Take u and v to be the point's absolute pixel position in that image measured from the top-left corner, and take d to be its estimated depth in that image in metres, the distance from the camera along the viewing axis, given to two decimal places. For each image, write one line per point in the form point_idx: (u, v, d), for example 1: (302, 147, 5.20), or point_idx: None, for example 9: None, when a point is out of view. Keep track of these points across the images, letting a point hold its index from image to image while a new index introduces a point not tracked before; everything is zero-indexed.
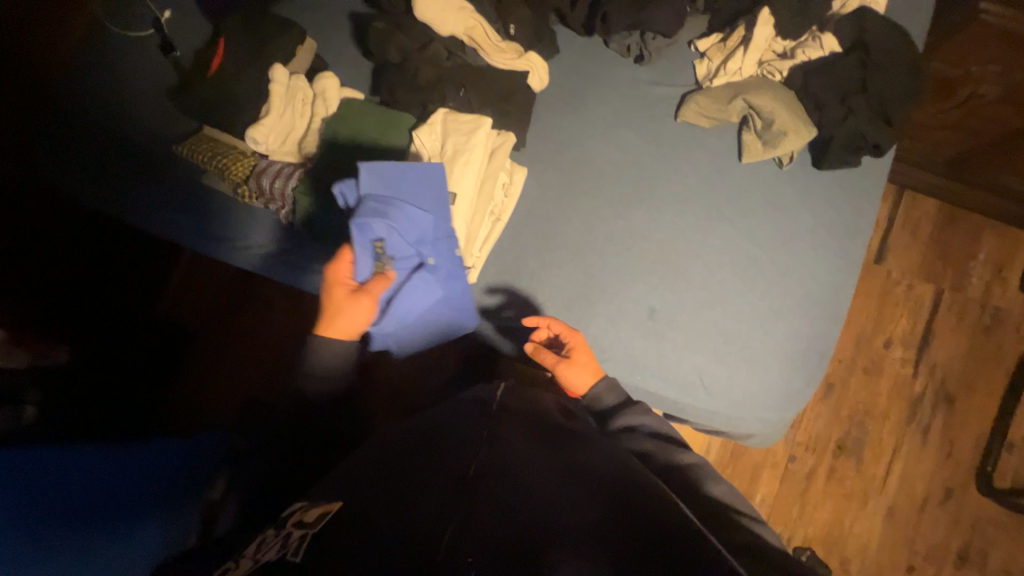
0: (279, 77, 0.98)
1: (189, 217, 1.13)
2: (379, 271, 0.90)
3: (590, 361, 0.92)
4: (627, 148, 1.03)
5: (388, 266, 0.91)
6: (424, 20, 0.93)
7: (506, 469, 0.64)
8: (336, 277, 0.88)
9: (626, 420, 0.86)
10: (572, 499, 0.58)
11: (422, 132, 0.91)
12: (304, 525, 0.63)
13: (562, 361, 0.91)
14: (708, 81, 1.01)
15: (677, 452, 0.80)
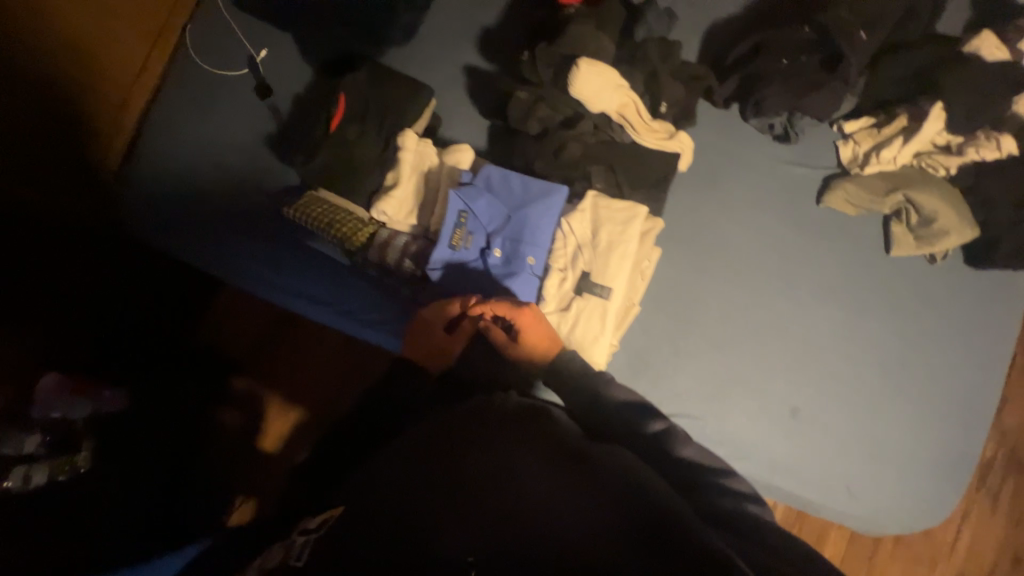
0: (410, 143, 0.92)
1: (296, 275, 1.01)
2: (456, 250, 0.84)
3: (544, 336, 0.76)
4: (763, 232, 0.99)
5: (463, 249, 0.84)
6: (579, 97, 0.85)
7: (496, 461, 0.56)
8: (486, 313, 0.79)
9: (596, 381, 0.71)
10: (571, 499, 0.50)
11: (573, 219, 0.85)
12: (307, 533, 0.60)
13: (511, 343, 0.78)
14: (858, 168, 0.96)
15: (641, 417, 0.67)
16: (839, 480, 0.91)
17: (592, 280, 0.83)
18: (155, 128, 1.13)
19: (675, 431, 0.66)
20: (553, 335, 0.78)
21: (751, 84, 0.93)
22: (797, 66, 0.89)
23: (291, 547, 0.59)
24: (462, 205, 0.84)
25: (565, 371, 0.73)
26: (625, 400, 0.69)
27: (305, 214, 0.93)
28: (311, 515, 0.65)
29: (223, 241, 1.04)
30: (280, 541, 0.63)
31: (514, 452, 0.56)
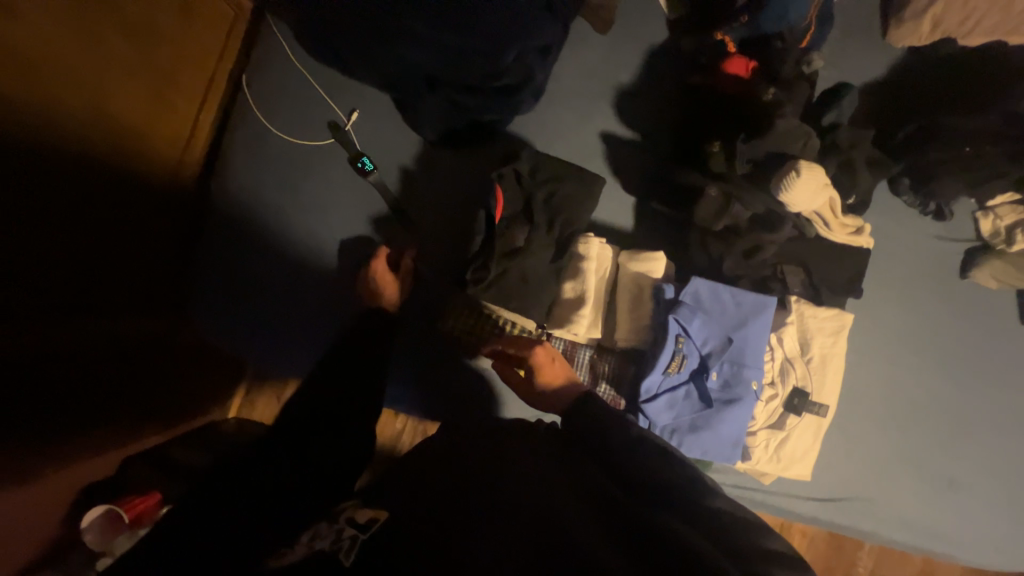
0: (592, 249, 0.82)
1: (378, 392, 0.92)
2: (669, 377, 0.77)
3: (557, 377, 0.77)
4: (918, 310, 1.01)
5: (676, 375, 0.77)
6: (784, 200, 0.80)
7: (523, 483, 0.55)
8: (542, 372, 0.77)
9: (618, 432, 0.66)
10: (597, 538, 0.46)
11: (786, 333, 0.80)
12: (354, 528, 0.51)
13: (527, 383, 0.79)
14: (1003, 244, 0.98)
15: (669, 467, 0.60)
16: (988, 539, 0.99)
17: (809, 398, 0.80)
18: (239, 224, 0.95)
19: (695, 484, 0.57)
20: (571, 378, 0.78)
21: (925, 169, 0.91)
22: (978, 156, 0.87)
23: (338, 536, 0.49)
24: (677, 327, 0.76)
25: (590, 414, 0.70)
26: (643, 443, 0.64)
27: (466, 327, 0.87)
28: (353, 508, 0.56)
29: (318, 343, 0.95)
30: (329, 524, 0.53)
31: (548, 490, 0.53)
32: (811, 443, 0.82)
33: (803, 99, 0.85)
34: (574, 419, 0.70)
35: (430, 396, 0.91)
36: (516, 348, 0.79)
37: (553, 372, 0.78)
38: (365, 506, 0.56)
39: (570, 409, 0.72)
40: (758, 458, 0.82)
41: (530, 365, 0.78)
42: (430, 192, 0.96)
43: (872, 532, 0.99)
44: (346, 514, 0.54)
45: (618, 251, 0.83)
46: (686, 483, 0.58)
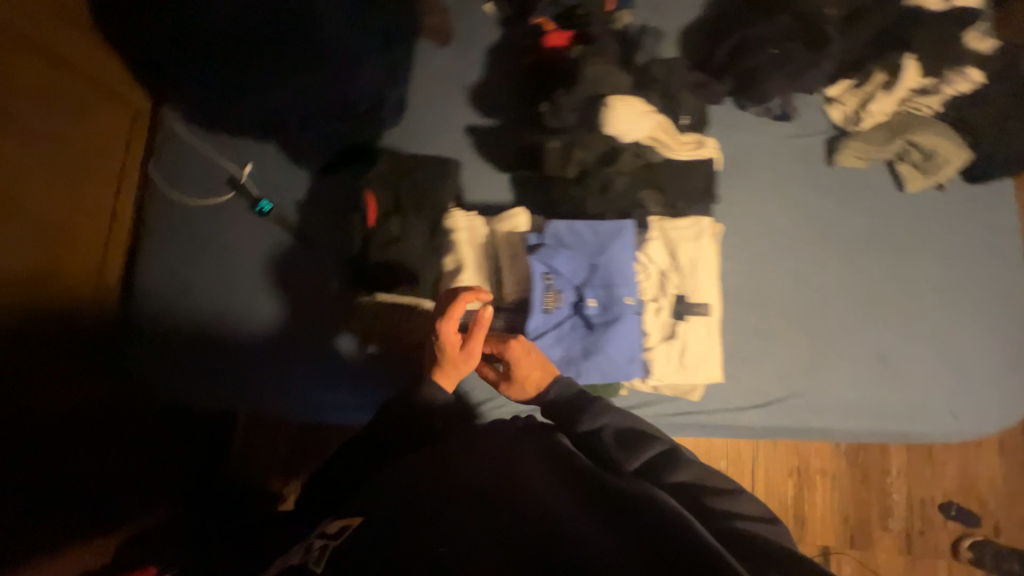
0: (460, 221, 0.89)
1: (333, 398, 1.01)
2: (549, 314, 0.82)
3: (533, 370, 0.78)
4: (798, 206, 1.06)
5: (556, 311, 0.82)
6: (614, 132, 0.89)
7: (512, 483, 0.58)
8: (516, 362, 0.79)
9: (589, 422, 0.71)
10: (580, 523, 0.53)
11: (650, 249, 0.86)
12: (325, 536, 0.55)
13: (505, 376, 0.81)
14: (855, 125, 1.05)
15: (641, 450, 0.68)
16: (944, 408, 0.98)
17: (689, 302, 0.85)
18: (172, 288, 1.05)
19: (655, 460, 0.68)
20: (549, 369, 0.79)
21: (749, 77, 0.99)
22: (787, 53, 0.96)
23: (309, 550, 0.54)
24: (543, 267, 0.82)
25: (564, 400, 0.75)
26: (619, 431, 0.71)
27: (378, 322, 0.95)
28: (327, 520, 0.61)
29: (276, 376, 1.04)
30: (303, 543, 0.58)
31: (527, 480, 0.59)
32: (710, 346, 0.85)
33: (614, 46, 0.95)
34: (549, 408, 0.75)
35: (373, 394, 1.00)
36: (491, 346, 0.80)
37: (528, 361, 0.79)
38: (335, 514, 0.60)
39: (551, 403, 0.75)
40: (662, 370, 0.85)
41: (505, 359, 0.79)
42: (327, 217, 1.08)
43: (825, 430, 0.99)
44: (318, 527, 0.58)
45: (485, 218, 0.90)
46: (657, 458, 0.69)
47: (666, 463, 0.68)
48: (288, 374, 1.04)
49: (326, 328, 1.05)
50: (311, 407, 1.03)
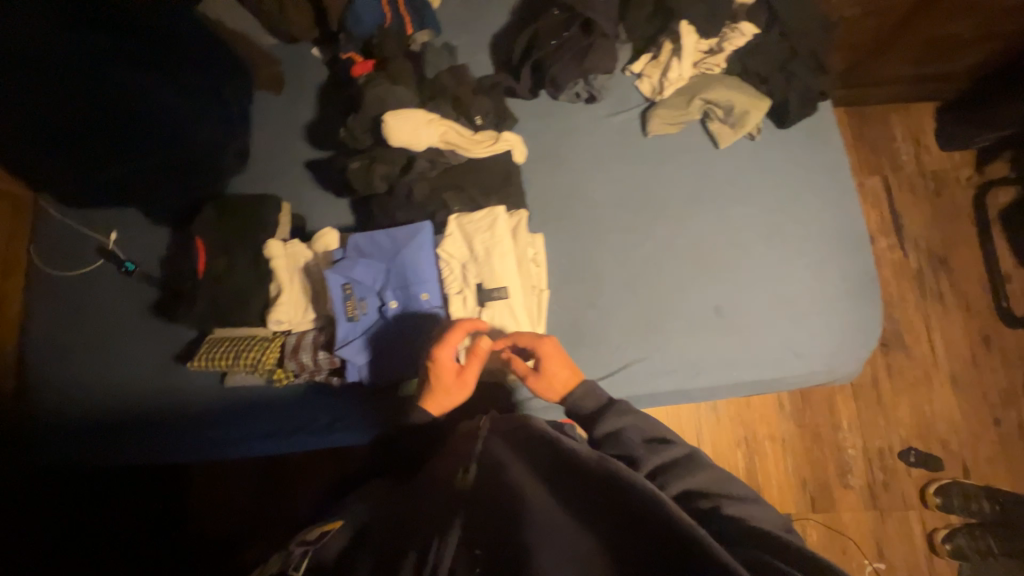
0: (276, 250, 0.95)
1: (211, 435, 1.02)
2: (355, 320, 0.89)
3: (561, 370, 0.85)
4: (618, 178, 1.09)
5: (360, 317, 0.89)
6: (402, 143, 0.95)
7: (494, 475, 0.60)
8: (545, 359, 0.85)
9: (610, 424, 0.79)
10: (566, 503, 0.54)
11: (446, 245, 0.90)
12: (306, 543, 0.63)
13: (531, 375, 0.86)
14: (659, 95, 1.10)
15: (656, 455, 0.75)
16: (783, 350, 1.00)
17: (488, 288, 0.89)
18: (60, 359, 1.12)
19: (671, 466, 0.74)
20: (573, 376, 0.85)
21: (540, 69, 1.06)
22: (565, 43, 1.03)
23: (291, 554, 0.60)
24: (342, 278, 0.89)
25: (585, 410, 0.82)
26: (642, 438, 0.77)
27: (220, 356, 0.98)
28: (315, 528, 0.68)
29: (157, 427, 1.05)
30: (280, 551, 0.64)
31: (516, 466, 0.60)
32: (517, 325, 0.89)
33: (405, 65, 1.03)
34: (573, 409, 0.83)
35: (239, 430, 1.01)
36: (526, 341, 0.86)
37: (553, 363, 0.85)
38: (323, 525, 0.68)
39: (571, 401, 0.83)
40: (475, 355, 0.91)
41: (540, 356, 0.85)
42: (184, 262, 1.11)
43: (675, 389, 0.99)
44: (304, 535, 0.65)
45: (300, 244, 0.97)
46: (667, 462, 0.74)
47: (681, 466, 0.73)
48: (172, 425, 1.05)
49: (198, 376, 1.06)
50: (199, 448, 1.03)
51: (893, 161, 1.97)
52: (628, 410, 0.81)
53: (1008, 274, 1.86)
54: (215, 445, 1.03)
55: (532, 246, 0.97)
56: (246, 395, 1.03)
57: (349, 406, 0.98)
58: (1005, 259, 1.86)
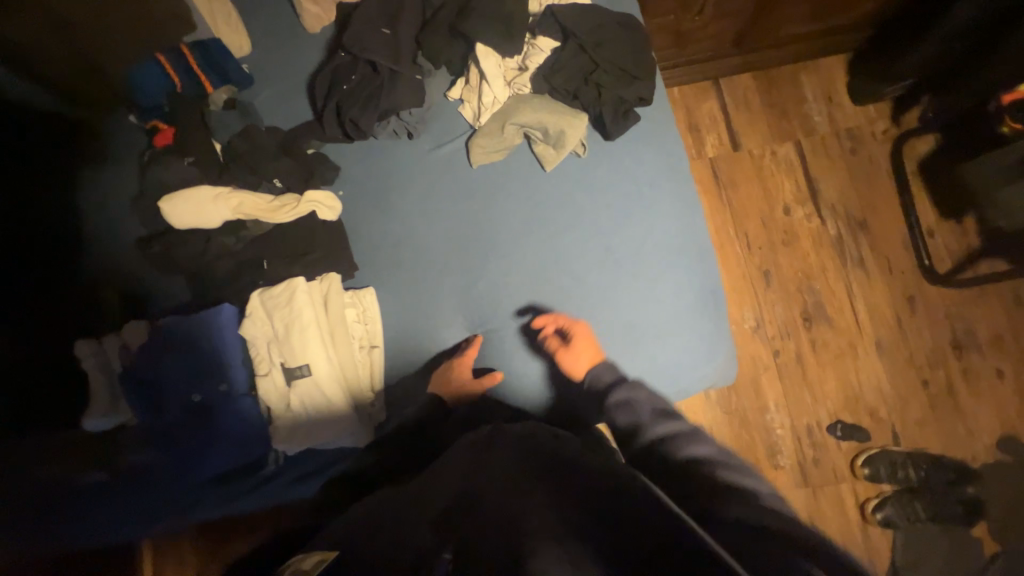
0: (85, 350, 0.93)
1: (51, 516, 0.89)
2: (163, 416, 0.88)
3: (589, 347, 0.94)
4: (444, 215, 1.01)
5: (169, 411, 0.88)
6: (188, 225, 0.92)
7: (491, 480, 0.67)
8: (580, 334, 0.94)
9: (623, 393, 0.88)
10: (554, 500, 0.59)
11: (248, 327, 0.89)
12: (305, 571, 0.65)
13: (563, 350, 0.93)
14: (479, 121, 1.02)
15: (661, 425, 0.81)
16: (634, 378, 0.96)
17: (292, 366, 0.89)
18: None
19: (675, 435, 0.80)
20: (595, 357, 0.93)
21: (342, 115, 0.99)
22: (360, 85, 0.99)
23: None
24: (145, 375, 0.88)
25: (594, 388, 0.91)
26: (655, 410, 0.85)
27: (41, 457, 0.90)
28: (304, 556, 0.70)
29: None
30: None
31: (511, 468, 0.69)
32: (333, 395, 0.89)
33: (200, 134, 0.99)
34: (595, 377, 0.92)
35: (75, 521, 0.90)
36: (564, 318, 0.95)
37: (585, 343, 0.94)
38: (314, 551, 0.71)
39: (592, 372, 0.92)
40: (290, 438, 0.89)
41: (573, 335, 0.94)
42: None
43: None
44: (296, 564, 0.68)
45: (113, 336, 0.93)
46: (674, 432, 0.80)
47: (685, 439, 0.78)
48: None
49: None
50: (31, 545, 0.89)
51: (804, 124, 1.85)
52: (633, 390, 0.88)
53: (931, 228, 1.78)
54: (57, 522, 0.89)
55: (347, 310, 0.93)
56: (56, 508, 0.90)
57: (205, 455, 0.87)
58: (927, 214, 1.78)
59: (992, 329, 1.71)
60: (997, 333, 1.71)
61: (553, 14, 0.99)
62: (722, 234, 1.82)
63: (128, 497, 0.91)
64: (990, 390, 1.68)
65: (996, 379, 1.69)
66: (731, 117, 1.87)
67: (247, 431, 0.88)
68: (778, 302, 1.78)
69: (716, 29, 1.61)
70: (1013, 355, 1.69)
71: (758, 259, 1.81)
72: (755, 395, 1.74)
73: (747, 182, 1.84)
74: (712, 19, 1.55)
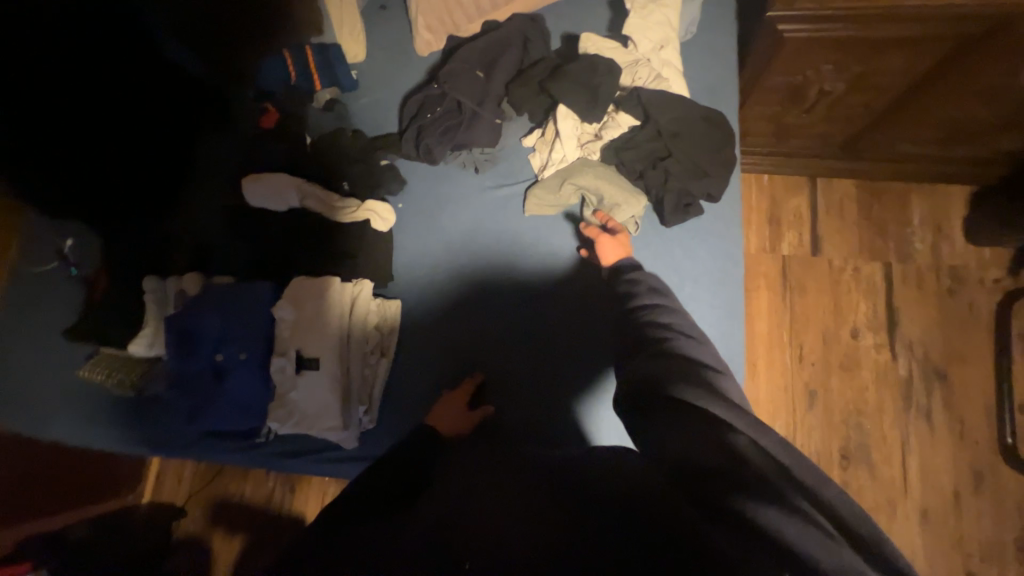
0: (149, 287, 1.04)
1: (103, 418, 1.06)
2: (184, 364, 0.96)
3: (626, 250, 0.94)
4: (486, 252, 1.04)
5: (189, 362, 0.95)
6: (261, 202, 1.05)
7: (472, 485, 0.63)
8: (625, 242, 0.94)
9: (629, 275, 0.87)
10: (540, 502, 0.58)
11: (281, 307, 0.96)
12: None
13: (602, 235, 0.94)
14: (542, 174, 1.04)
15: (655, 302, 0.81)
16: None
17: (305, 355, 0.95)
18: None
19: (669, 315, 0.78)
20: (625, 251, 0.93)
21: (420, 139, 1.06)
22: (442, 116, 1.04)
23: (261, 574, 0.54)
24: (181, 326, 0.96)
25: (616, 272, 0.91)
26: (653, 290, 0.83)
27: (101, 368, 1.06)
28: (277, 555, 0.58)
29: (49, 408, 1.09)
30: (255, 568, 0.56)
31: (490, 471, 0.65)
32: (332, 394, 0.94)
33: (298, 126, 1.11)
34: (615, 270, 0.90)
35: (111, 431, 1.05)
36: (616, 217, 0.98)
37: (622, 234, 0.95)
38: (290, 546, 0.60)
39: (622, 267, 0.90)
40: (283, 420, 0.95)
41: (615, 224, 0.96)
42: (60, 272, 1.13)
43: None
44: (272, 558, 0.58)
45: (172, 278, 1.05)
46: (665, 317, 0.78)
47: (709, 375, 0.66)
48: (32, 430, 1.08)
49: (62, 384, 1.09)
50: (79, 435, 1.06)
51: (900, 248, 1.68)
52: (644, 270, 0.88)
53: None
54: (104, 427, 1.06)
55: (370, 317, 0.99)
56: (104, 410, 1.07)
57: (212, 411, 0.94)
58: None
59: None
60: None
61: (638, 92, 0.99)
62: (774, 337, 1.69)
63: (151, 421, 1.05)
64: None
65: None
66: (818, 219, 1.74)
67: (253, 401, 0.96)
68: (816, 428, 1.62)
69: (825, 128, 1.52)
70: None
71: (807, 374, 1.66)
72: None
73: (816, 291, 1.70)
74: (821, 119, 1.47)
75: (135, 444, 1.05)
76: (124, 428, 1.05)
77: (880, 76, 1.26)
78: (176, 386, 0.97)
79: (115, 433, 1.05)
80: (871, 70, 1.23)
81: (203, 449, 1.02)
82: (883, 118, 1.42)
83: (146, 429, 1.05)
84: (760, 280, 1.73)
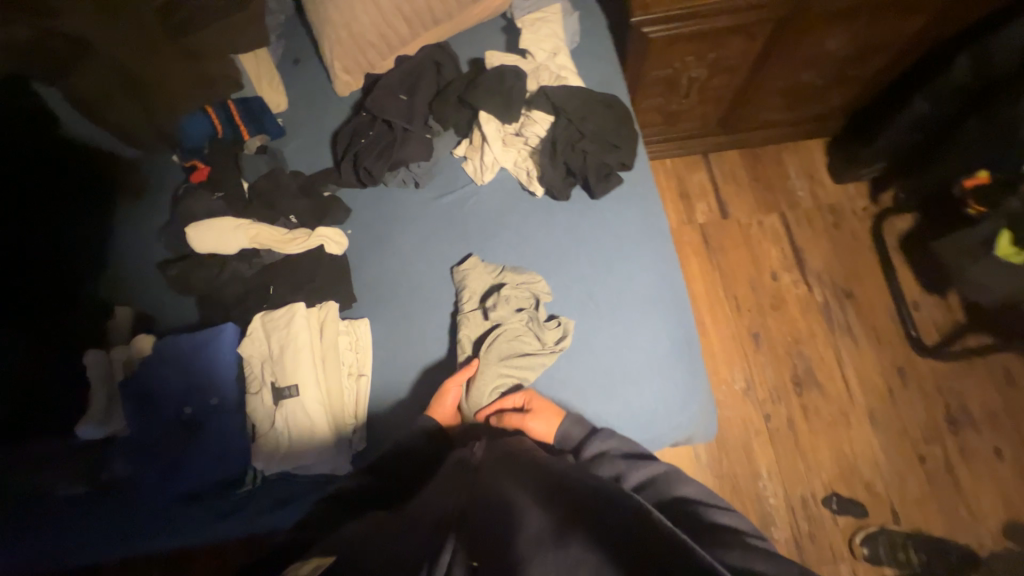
0: (95, 361, 0.99)
1: (58, 521, 0.94)
2: (149, 421, 0.92)
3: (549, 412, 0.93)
4: (440, 257, 1.10)
5: (155, 415, 0.93)
6: (208, 250, 1.02)
7: (478, 502, 0.68)
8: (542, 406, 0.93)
9: (595, 448, 0.87)
10: (538, 505, 0.62)
11: (246, 346, 0.96)
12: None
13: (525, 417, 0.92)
14: (480, 176, 1.14)
15: (636, 471, 0.82)
16: (616, 417, 0.98)
17: (282, 385, 0.93)
18: None
19: (652, 481, 0.81)
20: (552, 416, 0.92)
21: (358, 164, 1.13)
22: (375, 140, 1.13)
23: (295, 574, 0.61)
24: (140, 385, 0.93)
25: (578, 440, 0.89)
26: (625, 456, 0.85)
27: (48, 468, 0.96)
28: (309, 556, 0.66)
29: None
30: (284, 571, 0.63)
31: (496, 487, 0.70)
32: (318, 415, 0.93)
33: (232, 175, 1.13)
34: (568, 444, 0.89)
35: (71, 535, 0.94)
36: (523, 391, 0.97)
37: (540, 402, 0.94)
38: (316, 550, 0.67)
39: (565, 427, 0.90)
40: (271, 457, 0.91)
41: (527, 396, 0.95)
42: None
43: None
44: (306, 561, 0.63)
45: (122, 347, 1.01)
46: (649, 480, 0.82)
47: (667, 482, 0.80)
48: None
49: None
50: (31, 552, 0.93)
51: (788, 198, 1.98)
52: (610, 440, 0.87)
53: (916, 301, 1.83)
54: (61, 531, 0.94)
55: (341, 337, 1.00)
56: (49, 514, 0.94)
57: (189, 461, 0.91)
58: (912, 288, 1.83)
59: (986, 406, 1.69)
60: (992, 411, 1.69)
61: (544, 91, 1.14)
62: (712, 295, 1.89)
63: (116, 511, 0.94)
64: (990, 472, 1.63)
65: (995, 458, 1.64)
66: (719, 188, 2.01)
67: (230, 443, 0.92)
68: (767, 364, 1.80)
69: (704, 110, 1.79)
70: (1013, 436, 1.65)
71: (747, 320, 1.86)
72: (748, 459, 1.70)
73: (734, 247, 1.94)
74: (698, 103, 1.74)
75: (101, 542, 0.93)
76: (86, 526, 0.94)
77: (731, 58, 1.54)
78: (144, 449, 0.92)
79: (75, 535, 0.94)
80: (721, 55, 1.51)
81: (186, 520, 0.93)
82: (744, 94, 1.72)
83: (114, 518, 0.94)
84: (687, 249, 1.94)
